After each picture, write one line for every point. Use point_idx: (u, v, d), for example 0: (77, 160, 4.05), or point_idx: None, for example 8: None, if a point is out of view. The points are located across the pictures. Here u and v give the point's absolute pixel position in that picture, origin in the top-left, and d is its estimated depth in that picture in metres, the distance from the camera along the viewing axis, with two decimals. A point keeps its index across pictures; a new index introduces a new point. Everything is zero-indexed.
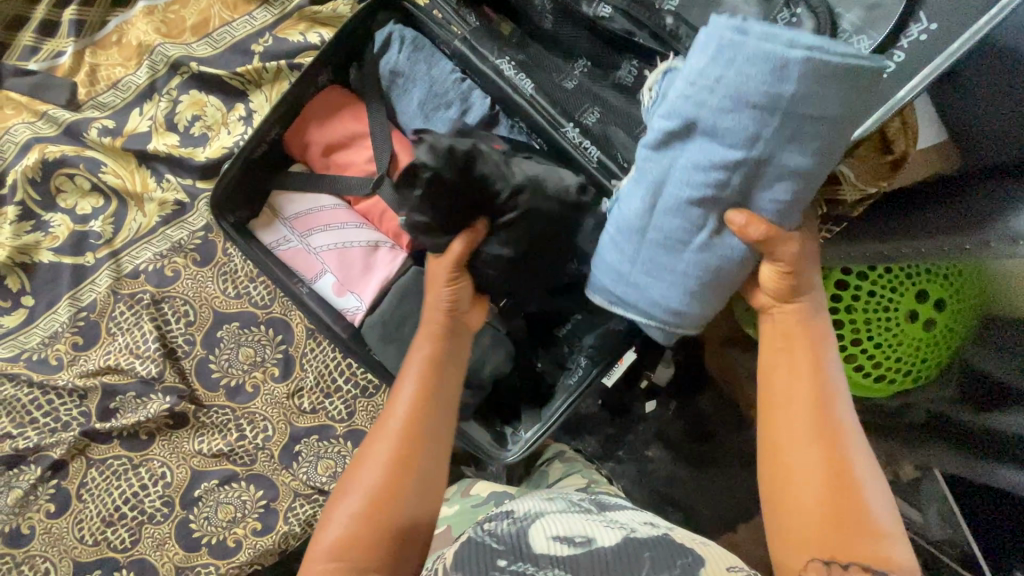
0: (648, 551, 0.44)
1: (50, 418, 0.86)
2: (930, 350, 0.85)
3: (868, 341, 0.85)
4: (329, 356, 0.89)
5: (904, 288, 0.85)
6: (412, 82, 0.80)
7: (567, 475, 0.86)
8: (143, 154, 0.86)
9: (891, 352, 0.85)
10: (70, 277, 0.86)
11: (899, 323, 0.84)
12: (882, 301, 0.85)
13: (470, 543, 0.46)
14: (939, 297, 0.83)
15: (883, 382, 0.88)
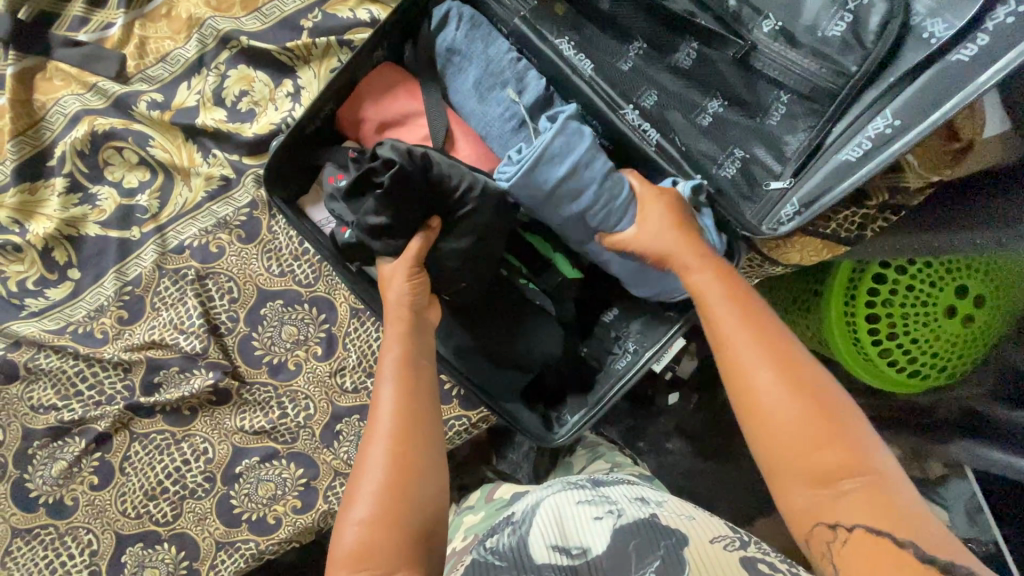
0: (632, 536, 0.49)
1: (94, 391, 0.86)
2: (967, 345, 0.84)
3: (903, 335, 0.85)
4: (371, 336, 0.88)
5: (944, 282, 0.84)
6: (468, 61, 0.79)
7: (591, 462, 0.87)
8: (191, 128, 0.85)
9: (926, 347, 0.85)
10: (116, 251, 0.86)
11: (937, 318, 0.84)
12: (921, 296, 0.85)
13: (476, 561, 0.51)
14: (979, 291, 0.82)
15: (917, 377, 0.88)
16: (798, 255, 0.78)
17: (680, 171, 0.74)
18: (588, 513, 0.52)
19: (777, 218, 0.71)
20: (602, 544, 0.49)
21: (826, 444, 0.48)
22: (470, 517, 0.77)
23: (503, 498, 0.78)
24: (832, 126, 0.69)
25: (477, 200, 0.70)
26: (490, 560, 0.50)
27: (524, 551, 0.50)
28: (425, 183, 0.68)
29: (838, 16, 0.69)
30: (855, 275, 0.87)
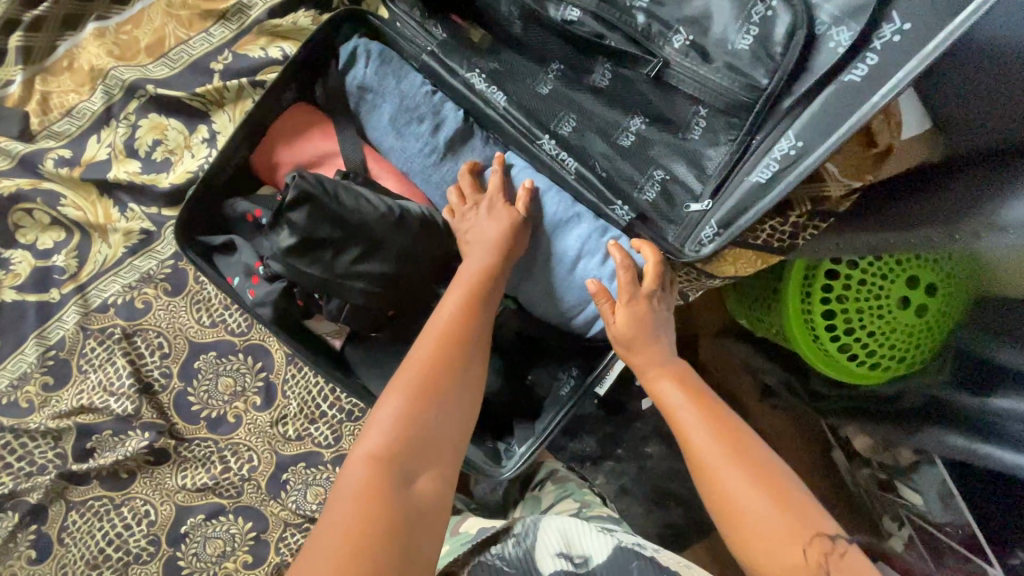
0: (634, 558, 0.54)
1: (25, 462, 0.83)
2: (924, 334, 0.83)
3: (859, 328, 0.86)
4: (311, 382, 0.86)
5: (896, 272, 0.84)
6: (381, 97, 0.76)
7: (560, 499, 0.87)
8: (104, 183, 0.82)
9: (884, 340, 0.85)
10: (36, 315, 0.83)
11: (891, 308, 0.84)
12: (875, 289, 0.85)
13: (482, 561, 0.59)
14: (931, 281, 0.81)
15: (878, 369, 0.88)
16: (734, 268, 0.78)
17: (600, 198, 0.73)
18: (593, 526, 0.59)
19: (697, 241, 0.69)
20: (603, 554, 0.56)
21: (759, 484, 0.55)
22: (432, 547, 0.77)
23: (468, 531, 0.76)
24: (750, 142, 0.67)
25: (391, 235, 0.68)
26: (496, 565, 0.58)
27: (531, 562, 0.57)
28: (337, 211, 0.66)
29: (744, 30, 0.67)
30: (808, 274, 0.90)
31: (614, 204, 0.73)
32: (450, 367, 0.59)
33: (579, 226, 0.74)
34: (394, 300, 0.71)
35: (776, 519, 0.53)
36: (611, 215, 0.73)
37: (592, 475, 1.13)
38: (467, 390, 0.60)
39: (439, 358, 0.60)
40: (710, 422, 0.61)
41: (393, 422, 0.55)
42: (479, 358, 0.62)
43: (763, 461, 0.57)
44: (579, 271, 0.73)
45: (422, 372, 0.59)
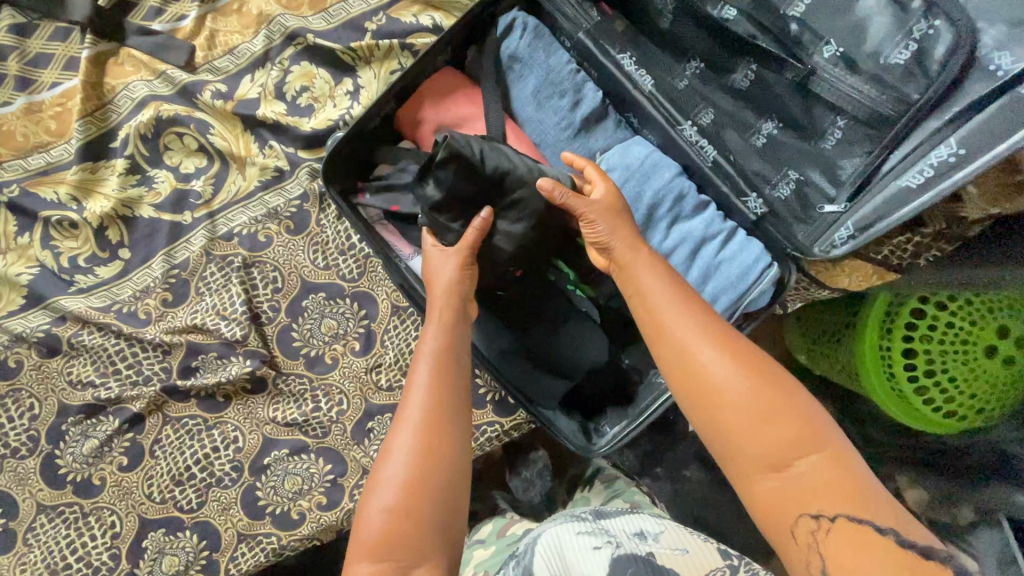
0: (630, 566, 0.51)
1: (133, 370, 0.87)
2: (1009, 385, 0.83)
3: (942, 372, 0.85)
4: (411, 334, 0.88)
5: (983, 322, 0.84)
6: (528, 69, 0.80)
7: (610, 499, 0.85)
8: (252, 120, 0.88)
9: (967, 388, 0.84)
10: (168, 233, 0.88)
11: (976, 359, 0.84)
12: (960, 334, 0.85)
13: None
14: (1019, 331, 0.83)
15: (952, 419, 0.86)
16: (848, 280, 0.77)
17: (733, 188, 0.76)
18: (583, 539, 0.56)
19: (829, 242, 0.71)
20: (599, 569, 0.52)
21: (758, 382, 0.50)
22: (477, 552, 0.75)
23: (515, 535, 0.75)
24: (888, 155, 0.68)
25: (529, 190, 0.70)
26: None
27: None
28: (483, 173, 0.69)
29: (903, 45, 0.67)
30: (891, 309, 0.88)
31: (748, 196, 0.75)
32: (442, 417, 0.57)
33: (706, 210, 0.76)
34: (521, 256, 0.73)
35: (763, 418, 0.49)
36: (742, 205, 0.76)
37: (653, 479, 1.12)
38: (462, 433, 0.57)
39: (435, 445, 0.55)
40: (696, 318, 0.56)
41: (401, 490, 0.53)
42: (461, 388, 0.60)
43: (758, 362, 0.52)
44: (701, 254, 0.74)
45: (422, 423, 0.56)
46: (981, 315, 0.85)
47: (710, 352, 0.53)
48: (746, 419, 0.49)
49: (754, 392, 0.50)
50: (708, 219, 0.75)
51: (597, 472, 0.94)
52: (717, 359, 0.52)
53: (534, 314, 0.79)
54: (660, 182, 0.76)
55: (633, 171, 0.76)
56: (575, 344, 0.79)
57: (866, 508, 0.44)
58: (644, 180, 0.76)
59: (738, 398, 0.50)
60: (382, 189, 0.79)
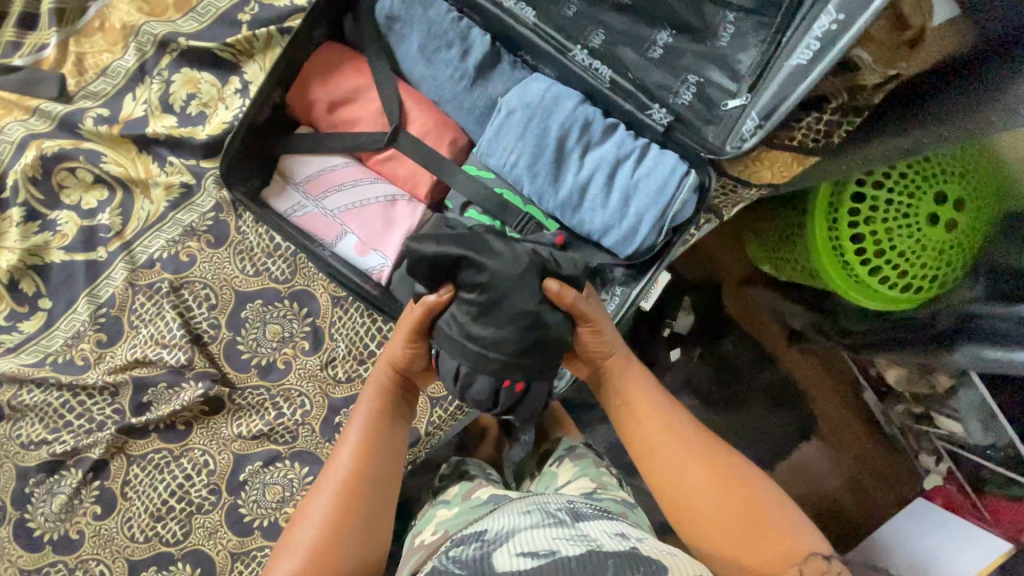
0: (610, 557, 0.50)
1: (84, 419, 0.84)
2: (955, 248, 0.83)
3: (888, 249, 0.86)
4: (358, 322, 0.86)
5: (920, 189, 0.84)
6: (410, 27, 0.77)
7: (576, 478, 0.84)
8: (143, 139, 0.84)
9: (912, 257, 0.85)
10: (85, 273, 0.85)
11: (917, 226, 0.84)
12: (900, 209, 0.85)
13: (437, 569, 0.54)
14: (957, 194, 0.82)
15: (907, 292, 0.88)
16: (770, 172, 0.78)
17: (637, 104, 0.75)
18: (562, 537, 0.55)
19: (739, 136, 0.69)
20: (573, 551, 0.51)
21: (711, 465, 0.62)
22: (442, 512, 0.77)
23: (480, 498, 0.77)
24: (781, 36, 0.68)
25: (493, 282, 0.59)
26: (452, 568, 0.52)
27: (488, 561, 0.52)
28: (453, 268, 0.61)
29: None
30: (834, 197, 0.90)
31: (652, 109, 0.74)
32: (367, 469, 0.65)
33: (616, 131, 0.75)
34: (518, 370, 0.62)
35: (718, 502, 0.60)
36: (648, 119, 0.75)
37: None
38: (379, 483, 0.65)
39: (342, 506, 0.62)
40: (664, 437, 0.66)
41: (305, 552, 0.59)
42: (391, 444, 0.69)
43: (710, 450, 0.63)
44: (618, 177, 0.73)
45: (351, 476, 0.64)
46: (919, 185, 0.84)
47: (677, 460, 0.64)
48: (712, 497, 0.60)
49: (708, 478, 0.61)
50: (618, 142, 0.74)
51: (567, 450, 0.93)
52: (681, 459, 0.64)
53: None
54: (561, 115, 0.74)
55: (532, 108, 0.74)
56: None
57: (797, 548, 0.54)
58: (545, 115, 0.74)
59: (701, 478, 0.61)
60: (291, 186, 0.80)
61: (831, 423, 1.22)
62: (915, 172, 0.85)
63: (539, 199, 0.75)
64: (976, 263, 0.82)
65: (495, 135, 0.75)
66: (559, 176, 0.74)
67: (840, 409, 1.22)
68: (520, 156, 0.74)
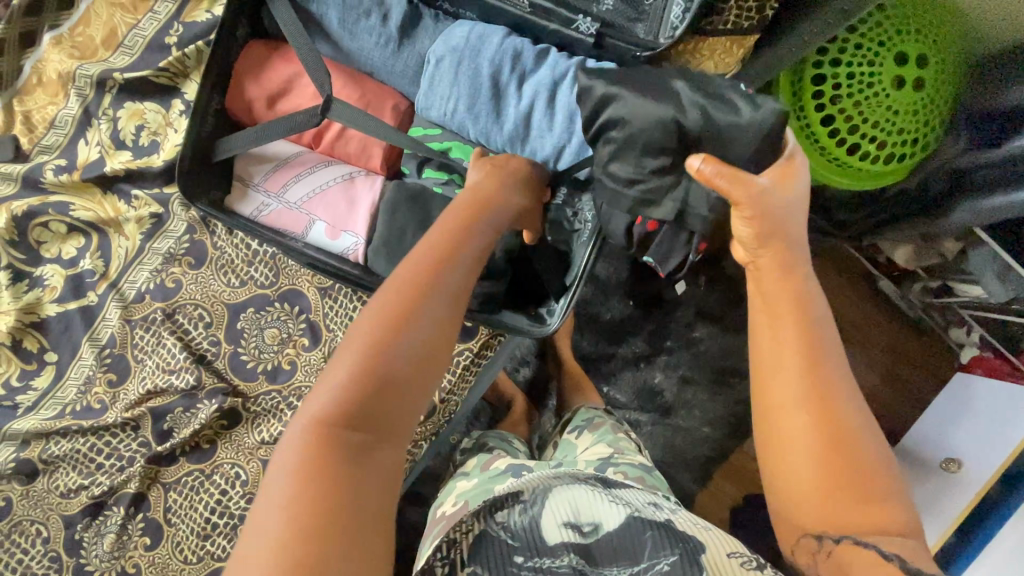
0: (647, 528, 0.56)
1: (114, 458, 0.87)
2: (931, 107, 0.81)
3: (866, 123, 0.82)
4: (349, 308, 0.87)
5: (885, 54, 0.80)
6: (325, 5, 0.78)
7: (595, 444, 0.84)
8: (104, 179, 0.86)
9: (890, 125, 0.81)
10: (82, 320, 0.87)
11: (887, 92, 0.80)
12: (869, 77, 0.81)
13: (485, 534, 0.58)
14: (920, 51, 0.80)
15: (895, 162, 0.85)
16: (713, 62, 0.76)
17: (561, 20, 0.73)
18: (601, 497, 0.60)
19: (669, 26, 0.69)
20: (612, 522, 0.58)
21: (825, 417, 0.49)
22: (461, 483, 0.80)
23: (497, 468, 0.78)
24: None
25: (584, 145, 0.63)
26: (503, 535, 0.58)
27: (538, 533, 0.58)
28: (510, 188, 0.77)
29: None
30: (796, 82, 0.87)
31: (577, 21, 0.73)
32: (440, 281, 0.55)
33: (548, 56, 0.73)
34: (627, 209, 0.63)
35: (817, 460, 0.48)
36: (576, 32, 0.73)
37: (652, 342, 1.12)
38: (449, 302, 0.55)
39: (405, 312, 0.52)
40: (801, 362, 0.51)
41: (356, 354, 0.49)
42: (464, 265, 0.59)
43: (837, 394, 0.50)
44: (558, 100, 0.71)
45: (419, 280, 0.54)
46: (881, 48, 0.81)
47: (790, 376, 0.51)
48: (810, 452, 0.49)
49: (813, 429, 0.49)
50: (551, 66, 0.72)
51: (585, 419, 0.93)
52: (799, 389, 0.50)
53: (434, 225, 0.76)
54: (488, 54, 0.73)
55: (458, 55, 0.73)
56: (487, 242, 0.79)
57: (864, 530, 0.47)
58: (472, 58, 0.73)
59: (807, 443, 0.49)
60: (254, 189, 0.82)
61: (851, 316, 1.21)
62: (874, 38, 0.81)
63: (486, 139, 0.76)
64: (955, 115, 0.84)
65: (429, 87, 0.75)
66: (501, 115, 0.74)
67: (855, 299, 1.21)
68: (458, 101, 0.74)
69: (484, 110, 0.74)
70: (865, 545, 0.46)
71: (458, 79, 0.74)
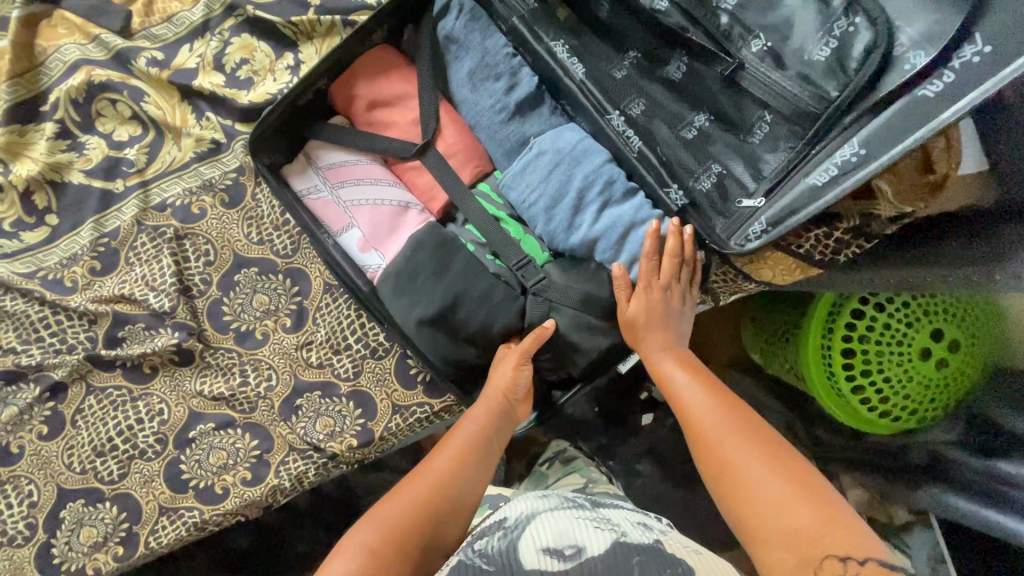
0: (635, 554, 0.55)
1: (56, 339, 0.86)
2: (936, 388, 0.83)
3: (877, 373, 0.84)
4: (342, 314, 0.88)
5: (920, 325, 0.82)
6: (465, 50, 0.81)
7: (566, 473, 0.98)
8: (188, 90, 0.87)
9: (899, 388, 0.83)
10: (98, 201, 0.87)
11: (909, 360, 0.82)
12: (899, 335, 0.83)
13: (462, 562, 0.56)
14: (953, 336, 0.81)
15: (885, 418, 0.87)
16: (771, 273, 0.78)
17: (657, 178, 0.77)
18: (588, 525, 0.60)
19: (744, 235, 0.71)
20: (598, 548, 0.56)
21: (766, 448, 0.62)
22: None
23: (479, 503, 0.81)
24: (810, 150, 0.69)
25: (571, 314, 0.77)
26: (479, 562, 0.56)
27: (517, 553, 0.56)
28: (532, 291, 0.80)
29: (824, 42, 0.69)
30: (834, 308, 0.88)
31: (670, 187, 0.76)
32: (437, 492, 0.67)
33: (635, 195, 0.77)
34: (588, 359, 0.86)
35: (767, 479, 0.59)
36: (665, 196, 0.77)
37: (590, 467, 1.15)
38: (443, 492, 0.67)
39: (414, 509, 0.64)
40: (720, 407, 0.67)
41: (369, 546, 0.59)
42: (468, 470, 0.71)
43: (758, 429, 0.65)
44: (630, 240, 0.75)
45: (428, 489, 0.67)
46: (918, 319, 0.83)
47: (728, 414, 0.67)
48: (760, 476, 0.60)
49: (754, 458, 0.61)
50: (639, 206, 0.76)
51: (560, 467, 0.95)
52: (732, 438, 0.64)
53: (446, 277, 0.76)
54: (587, 169, 0.76)
55: (561, 156, 0.77)
56: (492, 308, 0.76)
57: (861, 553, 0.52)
58: (573, 165, 0.77)
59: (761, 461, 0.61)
60: (314, 172, 0.83)
61: None
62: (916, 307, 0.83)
63: (550, 240, 0.78)
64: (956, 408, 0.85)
65: (521, 171, 0.78)
66: (572, 225, 0.76)
67: None
68: (541, 197, 0.77)
69: (561, 214, 0.76)
70: (869, 563, 0.51)
71: (552, 176, 0.77)
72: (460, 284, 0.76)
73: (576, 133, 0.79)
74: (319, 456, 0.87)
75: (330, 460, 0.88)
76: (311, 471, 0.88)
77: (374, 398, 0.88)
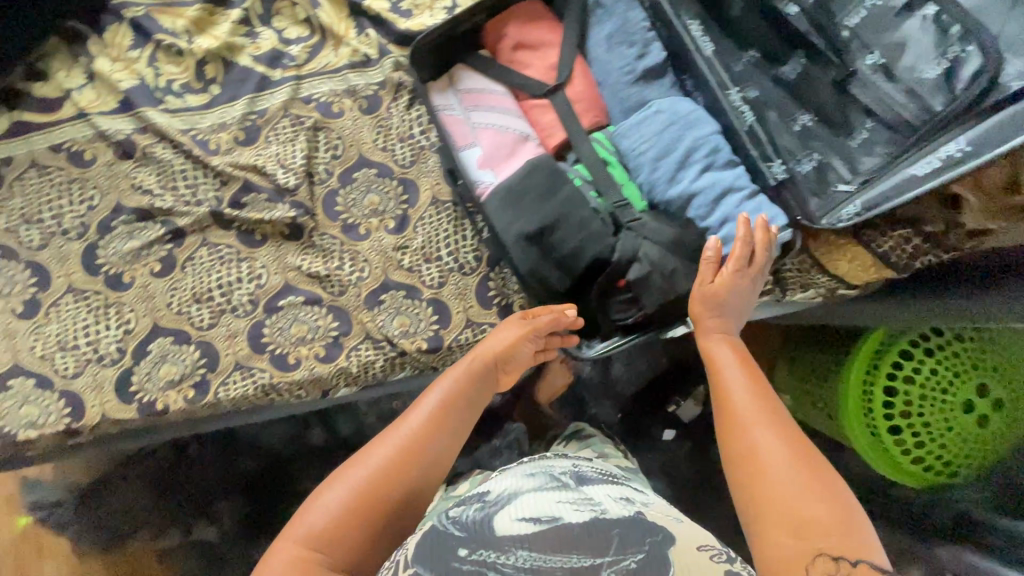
0: (614, 527, 0.57)
1: (191, 190, 0.96)
2: (966, 441, 0.95)
3: (918, 419, 0.94)
4: (442, 228, 0.97)
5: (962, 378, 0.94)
6: (608, 17, 0.92)
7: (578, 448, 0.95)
8: (358, 8, 1.00)
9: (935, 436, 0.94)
10: (257, 83, 0.98)
11: (949, 410, 0.93)
12: (942, 386, 0.94)
13: (432, 532, 0.59)
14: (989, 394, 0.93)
15: (917, 464, 0.98)
16: (847, 266, 0.83)
17: (760, 154, 0.85)
18: (568, 499, 0.61)
19: (836, 215, 0.78)
20: (574, 519, 0.58)
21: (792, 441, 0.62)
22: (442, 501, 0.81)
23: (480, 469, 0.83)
24: (908, 152, 0.76)
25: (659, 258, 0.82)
26: (450, 531, 0.59)
27: (491, 523, 0.58)
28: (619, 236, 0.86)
29: (936, 62, 0.76)
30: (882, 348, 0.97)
31: (771, 162, 0.84)
32: (434, 431, 0.72)
33: (736, 166, 0.85)
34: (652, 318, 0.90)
35: (780, 465, 0.59)
36: (766, 169, 0.85)
37: None
38: (444, 431, 0.73)
39: (414, 440, 0.70)
40: (753, 391, 0.68)
41: (373, 470, 0.66)
42: (465, 412, 0.75)
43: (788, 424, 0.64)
44: (724, 202, 0.82)
45: (424, 424, 0.72)
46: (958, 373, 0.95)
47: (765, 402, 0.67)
48: (778, 463, 0.60)
49: (778, 442, 0.61)
50: (738, 174, 0.84)
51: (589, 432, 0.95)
52: (763, 422, 0.64)
53: (552, 199, 0.83)
54: (698, 132, 0.84)
55: (675, 117, 0.86)
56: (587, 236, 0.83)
57: (854, 554, 0.52)
58: (686, 126, 0.85)
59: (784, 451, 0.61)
60: (454, 92, 0.93)
61: None
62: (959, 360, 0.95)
63: (650, 188, 0.86)
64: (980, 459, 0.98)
65: (637, 124, 0.86)
66: (675, 178, 0.84)
67: None
68: (651, 148, 0.85)
69: (666, 166, 0.84)
70: (861, 563, 0.51)
71: (664, 133, 0.85)
72: (563, 209, 0.83)
73: (691, 105, 0.87)
74: (391, 349, 0.93)
75: (399, 356, 0.94)
76: (379, 362, 0.93)
77: (452, 308, 0.95)
